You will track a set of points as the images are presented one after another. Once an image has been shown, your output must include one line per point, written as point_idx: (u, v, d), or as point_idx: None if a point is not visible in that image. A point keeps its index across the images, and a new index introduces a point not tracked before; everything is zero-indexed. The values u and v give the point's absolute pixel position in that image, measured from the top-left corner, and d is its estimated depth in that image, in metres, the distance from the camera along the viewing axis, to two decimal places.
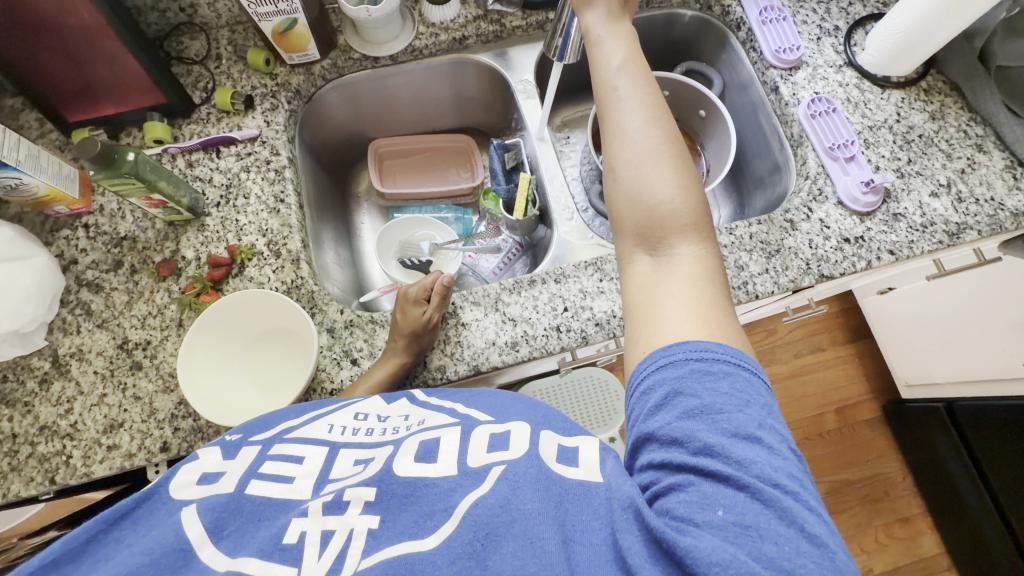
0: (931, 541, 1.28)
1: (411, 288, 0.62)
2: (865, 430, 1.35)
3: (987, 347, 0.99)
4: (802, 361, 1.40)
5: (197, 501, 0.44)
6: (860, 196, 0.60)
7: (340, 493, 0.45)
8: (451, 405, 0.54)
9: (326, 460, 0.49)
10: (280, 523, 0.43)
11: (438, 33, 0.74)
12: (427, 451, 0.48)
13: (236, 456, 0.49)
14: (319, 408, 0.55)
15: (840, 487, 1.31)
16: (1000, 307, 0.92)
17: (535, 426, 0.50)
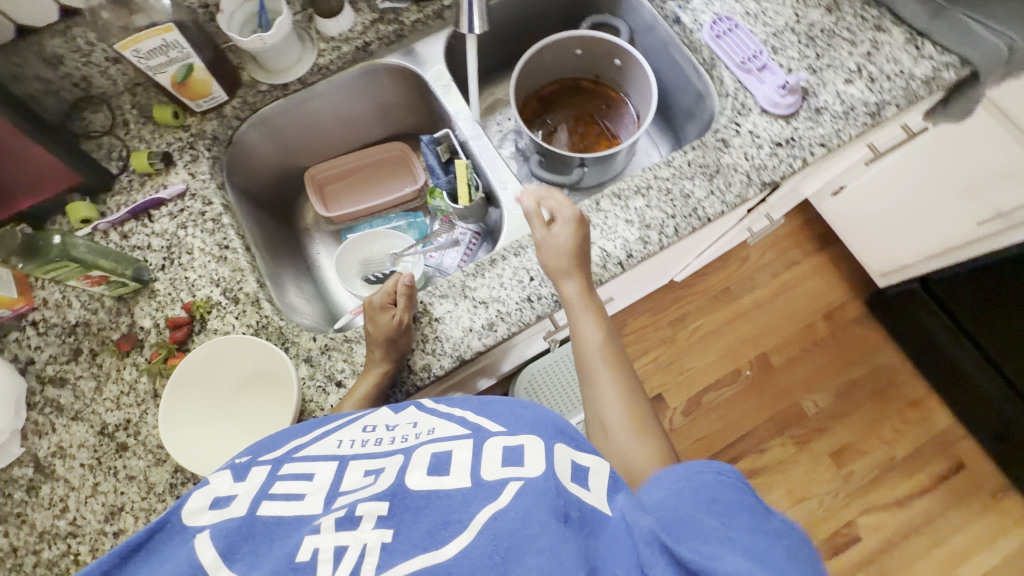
0: (944, 418, 1.31)
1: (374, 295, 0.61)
2: (857, 327, 1.38)
3: (946, 216, 1.05)
4: (781, 280, 1.42)
5: (209, 529, 0.41)
6: (780, 99, 0.62)
7: (354, 506, 0.42)
8: (459, 415, 0.54)
9: (338, 472, 0.47)
10: (294, 541, 0.39)
11: (340, 45, 0.74)
12: (439, 463, 0.45)
13: (248, 478, 0.47)
14: (329, 424, 0.54)
15: (848, 388, 1.34)
16: (958, 171, 0.98)
17: (550, 439, 0.48)
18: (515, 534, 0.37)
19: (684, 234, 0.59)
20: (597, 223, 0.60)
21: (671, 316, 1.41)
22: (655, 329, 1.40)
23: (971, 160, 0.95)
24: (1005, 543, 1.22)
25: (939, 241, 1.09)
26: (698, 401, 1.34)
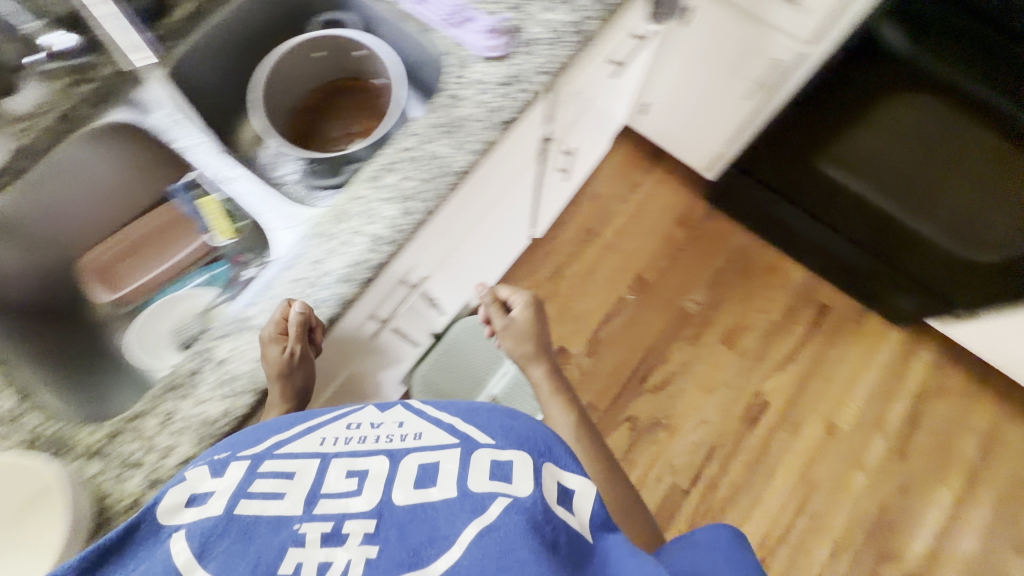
0: (801, 274, 1.45)
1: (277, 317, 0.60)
2: (708, 223, 1.50)
3: (727, 99, 1.16)
4: (632, 204, 1.51)
5: (186, 526, 0.48)
6: (490, 44, 0.65)
7: (343, 522, 0.49)
8: (446, 422, 0.62)
9: (320, 473, 0.54)
10: (280, 545, 0.47)
11: (26, 121, 0.82)
12: (427, 476, 0.54)
13: (228, 473, 0.53)
14: (311, 418, 0.61)
15: (717, 278, 1.45)
16: (722, 55, 1.09)
17: (537, 459, 0.57)
18: (503, 556, 0.45)
19: (444, 194, 0.61)
20: (358, 211, 0.60)
21: (546, 272, 1.46)
22: (536, 289, 1.45)
23: (728, 42, 1.06)
24: (878, 360, 1.38)
25: (728, 122, 1.22)
26: (596, 339, 1.40)
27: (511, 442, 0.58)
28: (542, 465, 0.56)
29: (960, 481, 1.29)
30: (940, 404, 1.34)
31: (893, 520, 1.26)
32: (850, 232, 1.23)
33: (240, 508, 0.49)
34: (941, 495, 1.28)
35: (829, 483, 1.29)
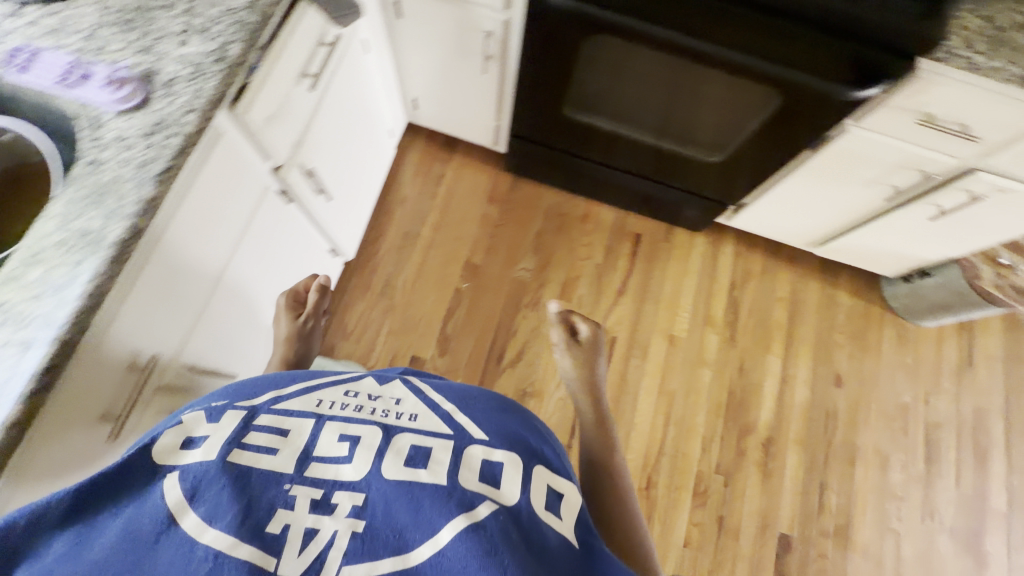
0: (610, 212, 1.56)
1: (297, 288, 0.96)
2: (517, 192, 1.56)
3: (469, 78, 1.21)
4: (442, 196, 1.53)
5: (181, 467, 0.50)
6: (117, 96, 0.61)
7: (330, 492, 0.50)
8: (442, 405, 0.58)
9: (311, 436, 0.54)
10: (266, 507, 0.48)
11: None
12: (415, 458, 0.52)
13: (223, 421, 0.54)
14: (316, 379, 0.62)
15: (540, 240, 1.52)
16: (442, 41, 1.12)
17: (529, 460, 0.53)
18: (486, 552, 0.43)
19: (103, 270, 0.56)
20: (3, 319, 0.55)
21: (379, 287, 1.43)
22: (373, 306, 1.42)
23: (442, 27, 1.08)
24: (692, 266, 1.54)
25: (485, 96, 1.26)
26: (446, 335, 1.41)
27: (519, 444, 0.54)
28: (531, 466, 0.53)
29: (780, 343, 1.49)
30: (749, 284, 1.53)
31: (742, 396, 1.43)
32: (628, 164, 1.33)
33: (230, 460, 0.50)
34: (770, 360, 1.47)
35: (684, 387, 1.42)
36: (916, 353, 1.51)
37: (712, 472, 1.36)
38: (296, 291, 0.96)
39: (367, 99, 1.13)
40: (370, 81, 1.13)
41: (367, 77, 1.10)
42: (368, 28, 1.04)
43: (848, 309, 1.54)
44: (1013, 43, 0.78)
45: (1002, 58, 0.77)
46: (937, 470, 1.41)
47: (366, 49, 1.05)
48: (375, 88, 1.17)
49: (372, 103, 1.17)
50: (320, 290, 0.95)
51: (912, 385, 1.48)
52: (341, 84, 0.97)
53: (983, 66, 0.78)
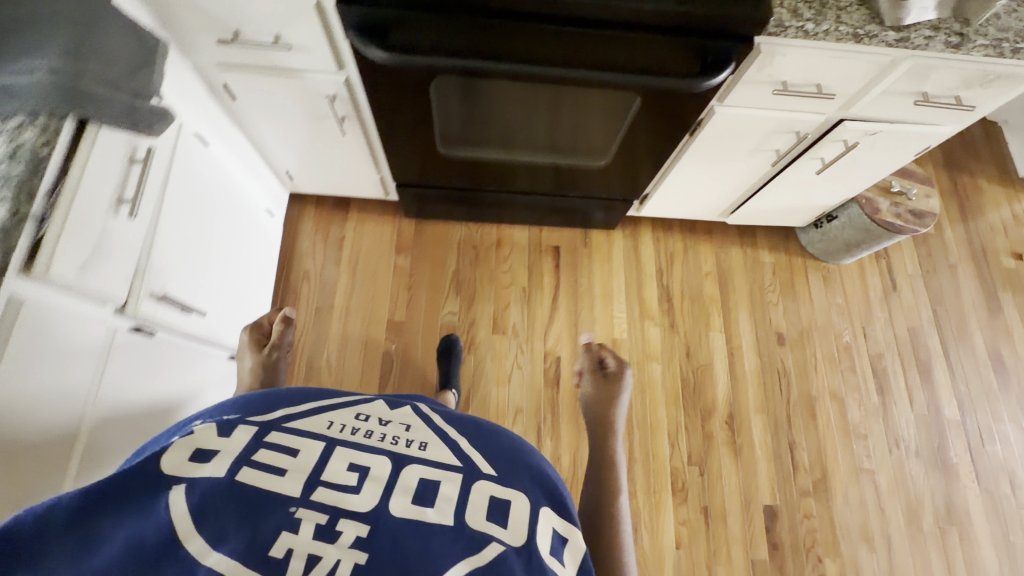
0: (522, 234, 1.52)
1: (259, 324, 1.00)
2: (424, 235, 1.50)
3: (329, 142, 1.14)
4: (347, 259, 1.45)
5: (190, 480, 0.48)
6: None
7: (334, 518, 0.47)
8: (457, 439, 0.56)
9: (321, 460, 0.51)
10: (271, 529, 0.46)
11: None
12: (424, 493, 0.50)
13: (234, 435, 0.51)
14: (326, 400, 0.58)
15: (459, 277, 1.46)
16: (286, 113, 1.05)
17: (537, 502, 0.52)
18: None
19: None
20: None
21: (301, 373, 1.33)
22: None
23: (280, 101, 1.01)
24: (616, 263, 1.52)
25: (354, 155, 1.20)
26: None
27: (542, 490, 0.53)
28: (539, 508, 0.51)
29: (719, 316, 1.49)
30: (675, 266, 1.53)
31: (695, 380, 1.42)
32: (527, 186, 1.30)
33: (241, 478, 0.48)
34: (714, 335, 1.46)
35: (637, 387, 1.39)
36: (844, 291, 1.55)
37: (685, 465, 1.34)
38: (259, 326, 0.99)
39: (225, 191, 1.04)
40: (224, 172, 1.04)
41: (218, 169, 1.02)
42: (201, 117, 0.96)
43: (773, 265, 1.56)
44: (835, 4, 0.77)
45: (829, 20, 0.76)
46: (891, 399, 1.45)
47: (206, 142, 0.97)
48: (232, 176, 1.08)
49: (234, 193, 1.08)
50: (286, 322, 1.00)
51: (849, 321, 1.52)
52: (181, 192, 0.88)
53: (814, 32, 0.77)
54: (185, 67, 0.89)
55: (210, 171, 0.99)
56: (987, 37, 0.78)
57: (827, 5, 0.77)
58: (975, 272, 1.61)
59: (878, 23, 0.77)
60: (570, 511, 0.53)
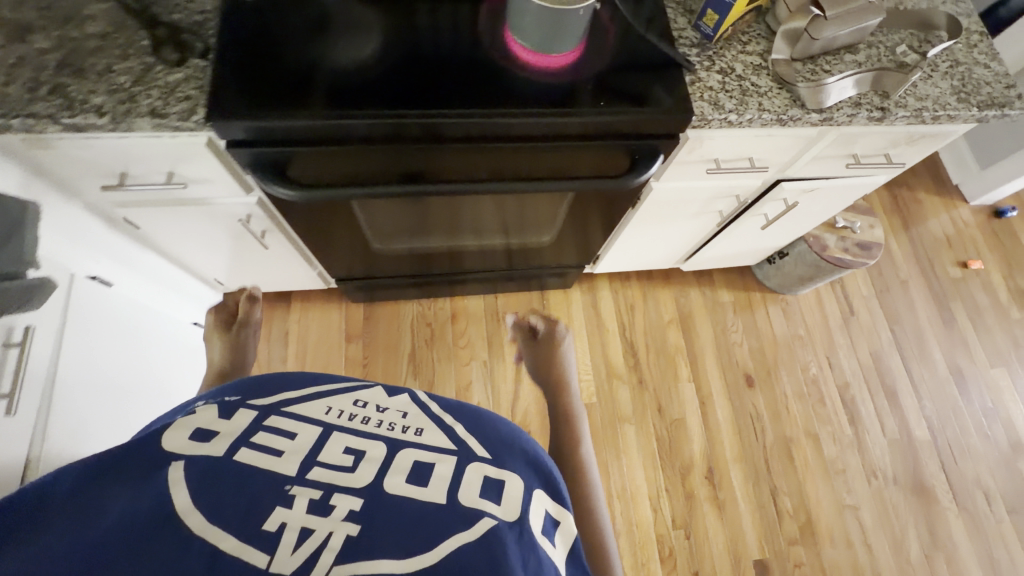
0: (477, 303, 1.47)
1: (225, 303, 1.01)
2: (374, 317, 1.42)
3: (255, 252, 1.07)
4: (293, 355, 1.36)
5: (188, 457, 0.44)
6: None
7: (328, 493, 0.43)
8: (454, 425, 0.54)
9: (322, 439, 0.48)
10: (264, 501, 0.41)
11: None
12: (419, 475, 0.47)
13: (234, 418, 0.49)
14: (324, 386, 0.56)
15: (416, 358, 1.39)
16: (201, 234, 0.97)
17: (530, 483, 0.50)
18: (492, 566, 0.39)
19: None
20: None
21: None
22: None
23: (193, 226, 0.93)
24: (576, 322, 1.48)
25: (285, 260, 1.13)
26: None
27: (534, 472, 0.51)
28: (532, 489, 0.49)
29: (685, 365, 1.46)
30: (637, 317, 1.50)
31: (670, 437, 1.38)
32: (480, 265, 1.27)
33: (236, 457, 0.45)
34: (682, 385, 1.44)
35: (612, 453, 1.35)
36: (803, 321, 1.55)
37: (670, 530, 1.29)
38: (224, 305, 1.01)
39: (138, 328, 0.96)
40: (134, 306, 0.96)
41: (127, 306, 0.94)
42: (98, 255, 0.86)
43: (732, 303, 1.55)
44: (755, 90, 0.76)
45: (751, 109, 0.75)
46: (863, 428, 1.44)
47: (109, 284, 0.88)
48: (144, 304, 1.00)
49: (151, 324, 1.00)
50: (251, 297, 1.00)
51: (813, 352, 1.52)
52: (84, 353, 0.79)
53: (738, 121, 0.75)
54: (74, 208, 0.80)
55: (121, 313, 0.91)
56: (908, 109, 0.78)
57: (748, 92, 0.76)
58: (926, 287, 1.63)
59: (801, 106, 0.76)
60: (561, 496, 0.52)
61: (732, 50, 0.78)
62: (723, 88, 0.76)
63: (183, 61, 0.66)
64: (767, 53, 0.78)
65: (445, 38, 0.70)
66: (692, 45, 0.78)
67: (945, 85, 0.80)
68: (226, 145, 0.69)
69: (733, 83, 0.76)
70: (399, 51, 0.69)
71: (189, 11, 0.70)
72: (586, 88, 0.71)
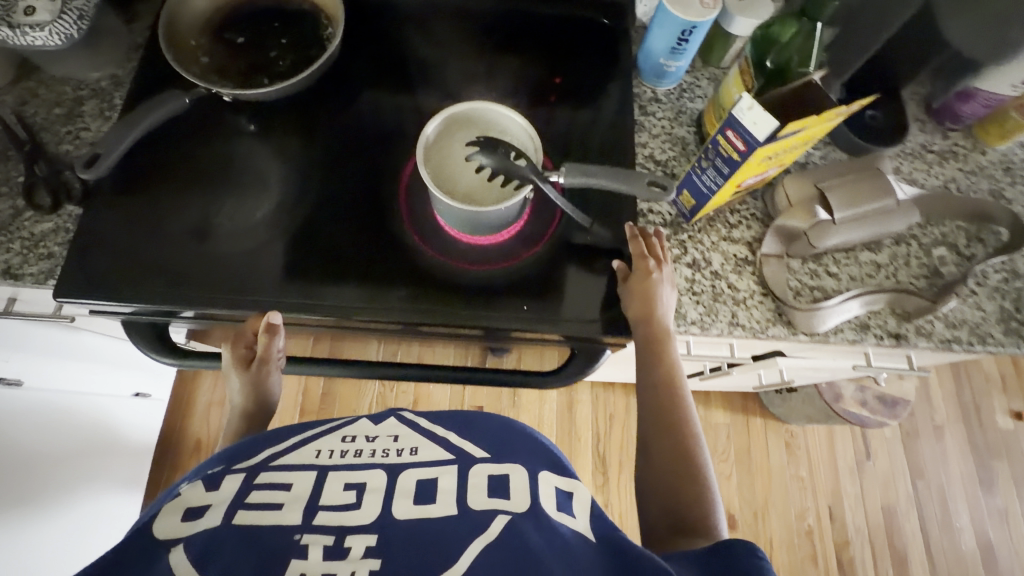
0: (442, 391, 1.36)
1: (244, 331, 0.60)
2: (331, 396, 1.35)
3: None
4: None
5: (186, 540, 0.37)
6: None
7: (341, 537, 0.37)
8: (446, 435, 0.48)
9: (319, 482, 0.42)
10: (279, 556, 0.36)
11: None
12: (424, 491, 0.41)
13: (221, 486, 0.41)
14: (306, 430, 0.50)
15: None
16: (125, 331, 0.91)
17: (534, 466, 0.44)
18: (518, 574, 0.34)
19: None
20: None
21: None
22: None
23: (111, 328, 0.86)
24: (547, 426, 1.35)
25: None
26: None
27: (540, 458, 0.45)
28: (537, 472, 0.43)
29: None
30: (615, 430, 1.35)
31: None
32: None
33: (236, 522, 0.38)
34: None
35: None
36: (807, 458, 1.35)
37: None
38: (244, 334, 0.61)
39: (49, 436, 0.92)
40: (57, 396, 0.92)
41: (48, 401, 0.90)
42: (15, 351, 0.78)
43: (727, 426, 1.36)
44: (731, 294, 0.61)
45: (722, 322, 0.60)
46: None
47: (16, 382, 0.81)
48: (76, 390, 0.95)
49: (69, 426, 0.96)
50: (269, 331, 0.57)
51: (814, 499, 1.31)
52: None
53: (701, 333, 0.61)
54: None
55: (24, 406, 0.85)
56: (933, 340, 0.61)
57: (720, 296, 0.61)
58: (965, 437, 1.39)
59: (787, 323, 0.60)
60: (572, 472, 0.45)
61: (711, 235, 0.63)
62: (690, 288, 0.61)
63: (55, 208, 0.59)
64: (756, 243, 0.63)
65: (353, 211, 0.62)
66: (662, 223, 0.64)
67: (992, 307, 0.62)
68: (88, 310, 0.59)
69: (704, 282, 0.62)
70: (306, 206, 0.62)
71: (79, 142, 0.63)
72: (512, 285, 0.59)
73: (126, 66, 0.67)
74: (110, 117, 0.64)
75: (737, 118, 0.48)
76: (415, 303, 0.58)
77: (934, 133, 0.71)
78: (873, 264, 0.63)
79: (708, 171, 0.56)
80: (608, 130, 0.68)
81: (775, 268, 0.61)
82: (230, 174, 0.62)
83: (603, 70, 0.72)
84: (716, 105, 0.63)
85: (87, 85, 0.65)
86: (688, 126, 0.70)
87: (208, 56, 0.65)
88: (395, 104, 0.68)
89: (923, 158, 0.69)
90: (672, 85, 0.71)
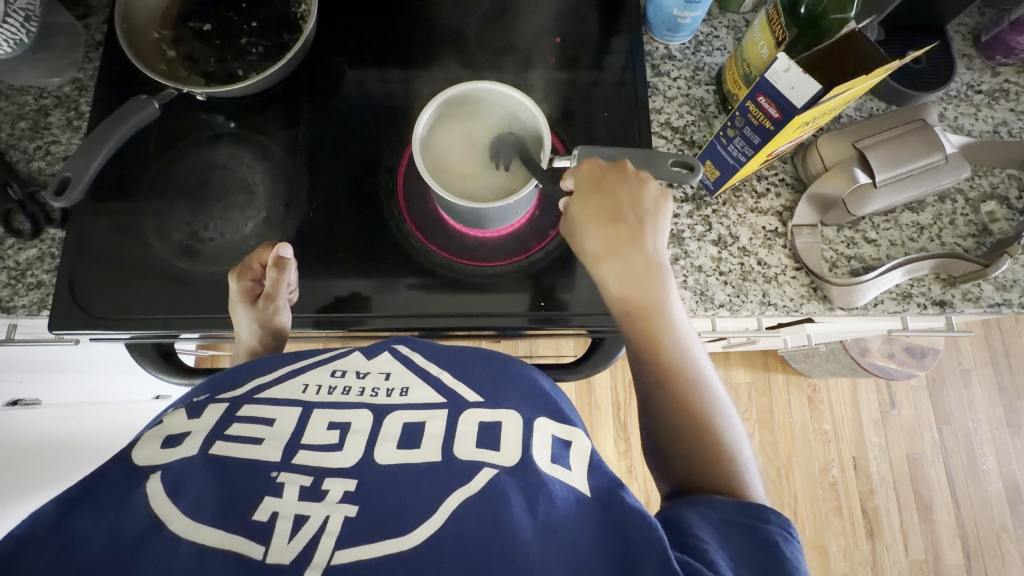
0: None
1: (249, 262, 0.54)
2: None
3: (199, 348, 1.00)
4: None
5: (163, 467, 0.33)
6: None
7: (320, 478, 0.33)
8: (441, 374, 0.40)
9: (303, 420, 0.36)
10: (251, 493, 0.32)
11: None
12: (411, 436, 0.35)
13: (204, 415, 0.37)
14: (298, 359, 0.43)
15: None
16: None
17: (529, 410, 0.37)
18: (500, 541, 0.29)
19: None
20: None
21: None
22: None
23: None
24: None
25: None
26: None
27: (538, 401, 0.38)
28: (530, 419, 0.37)
29: None
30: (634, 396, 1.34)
31: None
32: None
33: (213, 453, 0.34)
34: None
35: None
36: (828, 413, 1.33)
37: None
38: (249, 266, 0.54)
39: (80, 450, 0.88)
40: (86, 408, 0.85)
41: (72, 418, 0.82)
42: (24, 371, 0.71)
43: (748, 385, 1.34)
44: (761, 271, 0.57)
45: (751, 304, 0.56)
46: (882, 544, 1.27)
47: (35, 402, 0.74)
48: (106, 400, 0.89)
49: (96, 438, 0.91)
50: (278, 264, 0.52)
51: (837, 451, 1.31)
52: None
53: (730, 315, 0.57)
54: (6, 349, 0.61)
55: (64, 424, 0.81)
56: (980, 306, 0.56)
57: (750, 274, 0.57)
58: (993, 381, 1.37)
59: (822, 298, 0.56)
60: (572, 418, 0.39)
61: (737, 208, 0.58)
62: (717, 269, 0.57)
63: (36, 233, 0.56)
64: (787, 213, 0.58)
65: (343, 207, 0.58)
66: (683, 198, 0.59)
67: None
68: (59, 326, 0.54)
69: (731, 260, 0.57)
70: (295, 191, 0.58)
71: (51, 158, 0.58)
72: (522, 280, 0.56)
73: (87, 68, 0.62)
74: (79, 127, 0.60)
75: (772, 82, 0.43)
76: (417, 289, 0.56)
77: (982, 70, 0.63)
78: (915, 226, 0.58)
79: (735, 141, 0.51)
80: (614, 89, 0.62)
81: (809, 239, 0.56)
82: (211, 185, 0.59)
83: (605, 24, 0.65)
84: (738, 60, 0.56)
85: (50, 93, 0.61)
86: (706, 85, 0.63)
87: (174, 49, 0.59)
88: (377, 82, 0.62)
89: (971, 100, 0.62)
90: (686, 38, 0.63)
